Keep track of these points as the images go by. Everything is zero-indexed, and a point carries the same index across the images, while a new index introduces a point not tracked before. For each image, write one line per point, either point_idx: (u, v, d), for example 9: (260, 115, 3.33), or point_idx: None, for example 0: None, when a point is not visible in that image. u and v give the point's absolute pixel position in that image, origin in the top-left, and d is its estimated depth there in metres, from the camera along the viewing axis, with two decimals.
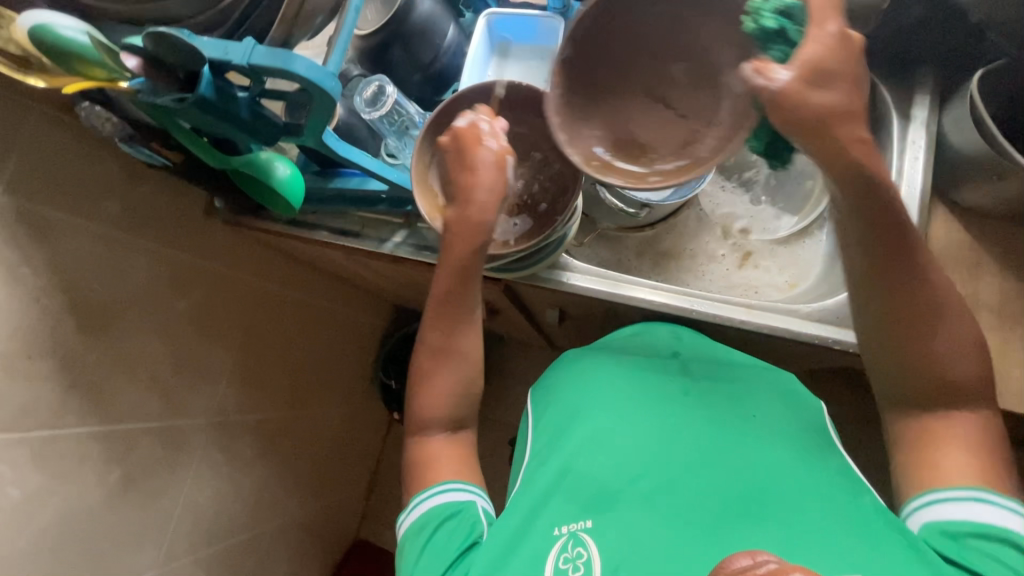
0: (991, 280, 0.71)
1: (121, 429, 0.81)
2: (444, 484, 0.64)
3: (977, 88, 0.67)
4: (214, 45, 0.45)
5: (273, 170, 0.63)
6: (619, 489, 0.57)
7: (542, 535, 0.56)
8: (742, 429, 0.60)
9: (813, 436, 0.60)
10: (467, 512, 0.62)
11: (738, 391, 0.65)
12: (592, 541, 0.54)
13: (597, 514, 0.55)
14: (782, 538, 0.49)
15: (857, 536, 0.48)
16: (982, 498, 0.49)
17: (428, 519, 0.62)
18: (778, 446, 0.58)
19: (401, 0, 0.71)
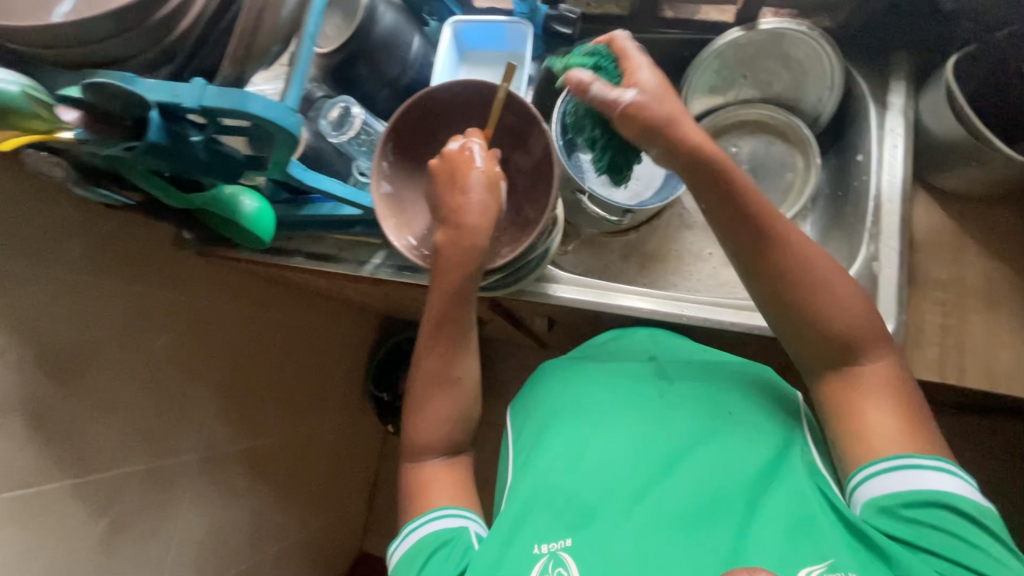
0: (973, 263, 0.71)
1: (105, 477, 0.77)
2: (439, 509, 0.61)
3: (952, 75, 0.65)
4: (160, 87, 0.42)
5: (238, 205, 0.60)
6: (597, 503, 0.55)
7: (524, 555, 0.53)
8: (717, 431, 0.59)
9: (790, 434, 0.59)
10: (460, 539, 0.57)
11: (714, 388, 0.64)
12: (572, 560, 0.51)
13: (577, 531, 0.53)
14: (758, 546, 0.49)
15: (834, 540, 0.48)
16: (913, 464, 0.50)
17: (422, 547, 0.58)
18: (754, 445, 0.57)
19: (362, 14, 0.67)
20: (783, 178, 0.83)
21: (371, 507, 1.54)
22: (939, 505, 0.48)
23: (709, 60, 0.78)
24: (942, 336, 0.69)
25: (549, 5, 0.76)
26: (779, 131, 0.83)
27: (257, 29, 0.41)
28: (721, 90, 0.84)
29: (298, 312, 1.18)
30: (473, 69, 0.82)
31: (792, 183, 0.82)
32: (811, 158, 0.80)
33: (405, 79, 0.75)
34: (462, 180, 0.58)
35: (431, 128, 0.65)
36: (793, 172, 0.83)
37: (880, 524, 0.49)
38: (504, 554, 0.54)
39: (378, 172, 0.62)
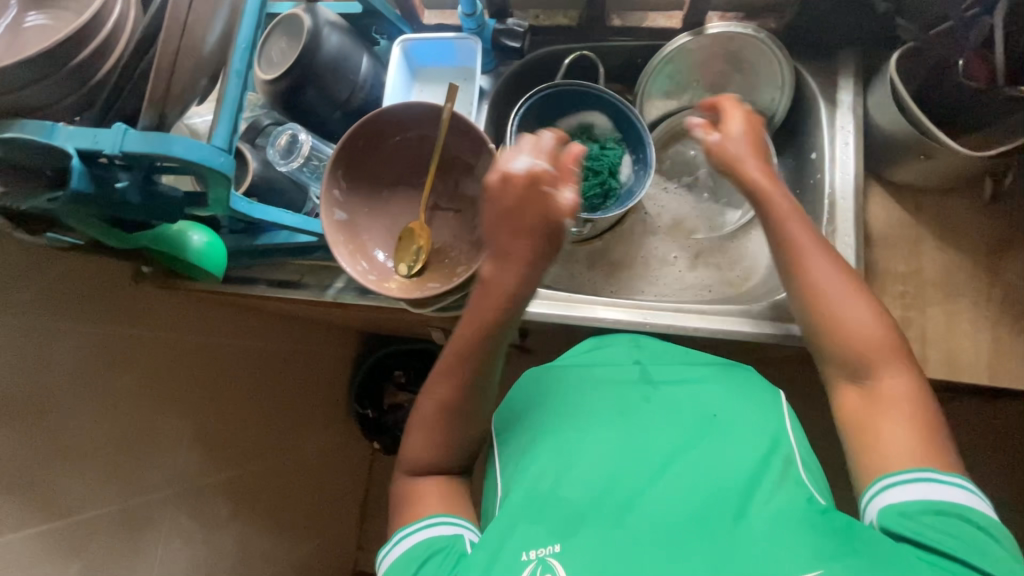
0: (932, 254, 0.71)
1: (73, 521, 0.74)
2: (437, 515, 0.59)
3: (896, 71, 0.65)
4: (80, 133, 0.41)
5: (188, 241, 0.61)
6: (587, 509, 0.53)
7: (511, 562, 0.51)
8: (703, 433, 0.60)
9: (778, 435, 0.59)
10: (454, 546, 0.55)
11: (698, 393, 0.64)
12: (561, 567, 0.49)
13: (567, 537, 0.51)
14: (752, 544, 0.47)
15: (819, 538, 0.47)
16: (936, 478, 0.50)
17: (414, 554, 0.56)
18: (737, 446, 0.57)
19: (306, 37, 0.66)
20: None
21: (362, 526, 1.51)
22: (958, 517, 0.48)
23: (661, 67, 0.78)
24: (904, 329, 0.69)
25: (496, 20, 0.76)
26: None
27: (178, 66, 0.40)
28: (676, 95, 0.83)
29: (275, 334, 1.17)
30: (427, 86, 0.82)
31: None
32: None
33: (355, 100, 0.73)
34: (540, 203, 0.52)
35: (378, 150, 0.63)
36: None
37: (895, 528, 0.49)
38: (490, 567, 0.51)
39: (329, 200, 0.60)
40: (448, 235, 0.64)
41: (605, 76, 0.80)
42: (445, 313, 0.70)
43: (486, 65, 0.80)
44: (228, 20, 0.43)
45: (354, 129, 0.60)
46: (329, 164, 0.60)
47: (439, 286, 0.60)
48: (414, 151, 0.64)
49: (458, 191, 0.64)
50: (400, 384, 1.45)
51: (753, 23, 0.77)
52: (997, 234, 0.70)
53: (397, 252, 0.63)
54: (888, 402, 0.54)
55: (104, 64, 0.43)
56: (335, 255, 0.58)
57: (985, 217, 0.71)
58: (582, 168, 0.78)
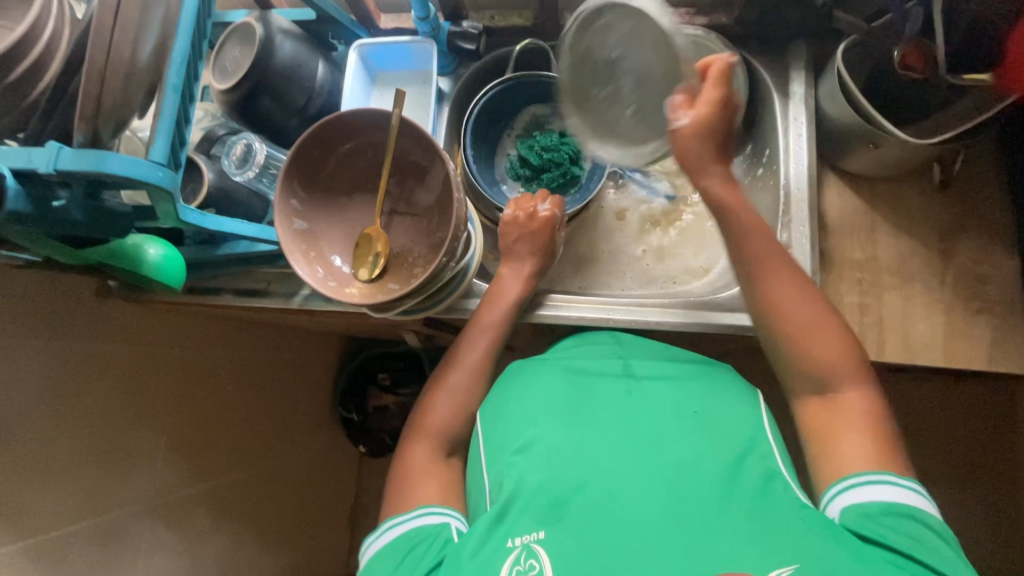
0: (886, 241, 0.72)
1: (50, 537, 0.74)
2: (427, 504, 0.62)
3: (842, 62, 0.67)
4: (15, 153, 0.42)
5: (143, 254, 0.60)
6: (570, 499, 0.55)
7: (496, 549, 0.53)
8: (682, 426, 0.61)
9: (749, 431, 0.61)
10: (440, 534, 0.58)
11: (678, 388, 0.65)
12: (545, 552, 0.51)
13: (551, 524, 0.53)
14: (727, 539, 0.49)
15: (798, 534, 0.49)
16: (897, 482, 0.54)
17: (403, 541, 0.59)
18: (713, 442, 0.59)
19: (258, 46, 0.66)
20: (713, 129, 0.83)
21: (354, 528, 1.53)
22: (918, 521, 0.52)
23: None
24: (860, 315, 0.70)
25: (451, 22, 0.76)
26: None
27: (109, 83, 0.40)
28: None
29: (252, 343, 1.16)
30: (386, 89, 0.82)
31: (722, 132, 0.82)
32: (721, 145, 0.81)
33: (313, 106, 0.73)
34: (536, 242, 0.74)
35: (333, 155, 0.63)
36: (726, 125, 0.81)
37: (859, 528, 0.52)
38: (473, 556, 0.53)
39: (287, 209, 0.60)
40: (406, 240, 0.64)
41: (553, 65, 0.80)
42: (411, 316, 0.71)
43: (444, 67, 0.81)
44: (162, 35, 0.43)
45: (310, 134, 0.60)
46: (284, 171, 0.60)
47: (399, 288, 0.61)
48: (368, 158, 0.64)
49: (413, 193, 0.64)
50: (384, 387, 1.44)
51: (705, 19, 0.77)
52: (948, 219, 0.72)
53: (355, 258, 0.63)
54: (845, 414, 0.58)
55: (39, 83, 0.43)
56: (292, 264, 0.58)
57: (936, 203, 0.72)
58: (542, 162, 0.80)
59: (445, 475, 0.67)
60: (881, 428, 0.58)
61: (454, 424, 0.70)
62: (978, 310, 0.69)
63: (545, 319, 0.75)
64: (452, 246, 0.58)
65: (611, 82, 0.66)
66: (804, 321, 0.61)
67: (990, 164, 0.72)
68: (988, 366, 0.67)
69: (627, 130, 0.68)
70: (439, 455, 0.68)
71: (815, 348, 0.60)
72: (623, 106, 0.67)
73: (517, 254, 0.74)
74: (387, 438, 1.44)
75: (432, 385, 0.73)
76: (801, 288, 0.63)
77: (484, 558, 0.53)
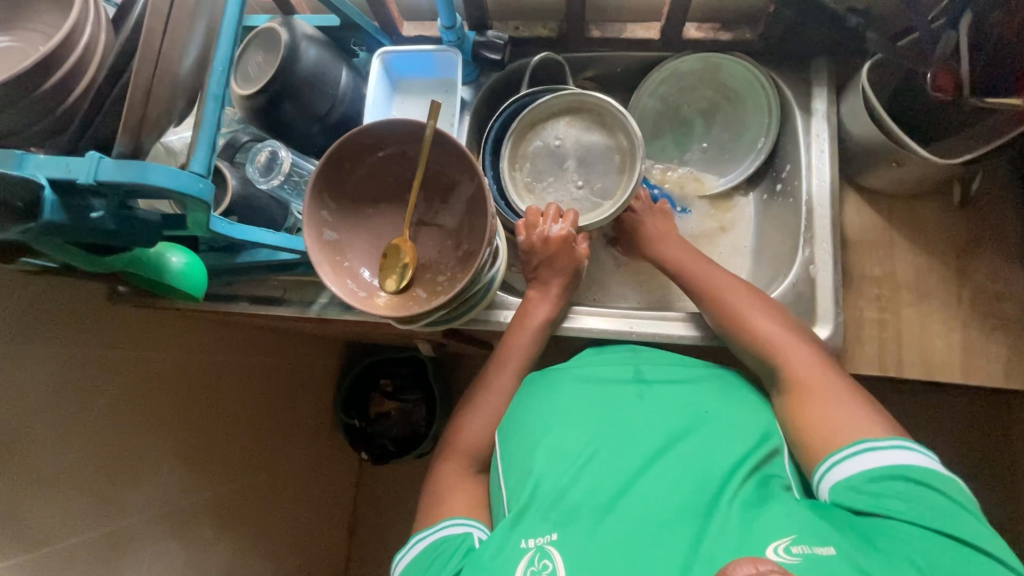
0: (905, 258, 0.73)
1: (57, 549, 0.72)
2: (454, 517, 0.63)
3: (867, 80, 0.68)
4: (53, 162, 0.41)
5: (166, 262, 0.60)
6: (582, 502, 0.55)
7: (511, 552, 0.52)
8: (695, 427, 0.60)
9: (763, 432, 0.60)
10: (463, 544, 0.58)
11: (689, 387, 0.65)
12: (559, 553, 0.50)
13: (563, 526, 0.53)
14: (736, 534, 0.49)
15: (803, 520, 0.49)
16: (872, 446, 0.54)
17: (430, 553, 0.60)
18: (727, 442, 0.58)
19: (284, 52, 0.65)
20: (744, 141, 0.84)
21: (353, 536, 1.50)
22: (903, 480, 0.52)
23: (657, 86, 0.83)
24: (879, 330, 0.71)
25: (475, 31, 0.76)
26: (723, 140, 0.86)
27: (154, 93, 0.39)
28: (666, 82, 0.83)
29: (253, 343, 1.14)
30: (408, 98, 0.82)
31: (755, 146, 0.83)
32: (750, 164, 0.83)
33: (335, 113, 0.72)
34: (558, 256, 0.73)
35: (361, 165, 0.62)
36: (762, 138, 0.82)
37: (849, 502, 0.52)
38: (494, 557, 0.53)
39: (318, 220, 0.60)
40: (433, 251, 0.63)
41: (570, 80, 0.80)
42: (433, 327, 0.70)
43: (467, 76, 0.80)
44: (203, 43, 0.42)
45: (339, 145, 0.59)
46: (311, 180, 0.59)
47: (426, 297, 0.61)
48: (398, 167, 0.63)
49: (438, 205, 0.63)
50: (387, 393, 1.44)
51: (729, 34, 0.79)
52: (965, 237, 0.73)
53: (382, 269, 0.62)
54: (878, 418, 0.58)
55: (75, 89, 0.42)
56: (321, 274, 0.58)
57: (955, 220, 0.73)
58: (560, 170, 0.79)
59: (469, 488, 0.67)
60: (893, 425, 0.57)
61: (478, 436, 0.70)
62: (995, 327, 0.69)
63: (570, 332, 0.75)
64: (484, 257, 0.57)
65: (561, 164, 0.79)
66: (792, 328, 0.65)
67: (1005, 183, 0.73)
68: (1005, 382, 0.68)
69: (579, 201, 0.78)
70: (463, 467, 0.69)
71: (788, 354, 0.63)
72: (573, 180, 0.78)
73: (542, 265, 0.74)
74: (391, 445, 1.42)
75: (463, 405, 0.74)
76: (766, 306, 0.67)
77: (503, 562, 0.52)
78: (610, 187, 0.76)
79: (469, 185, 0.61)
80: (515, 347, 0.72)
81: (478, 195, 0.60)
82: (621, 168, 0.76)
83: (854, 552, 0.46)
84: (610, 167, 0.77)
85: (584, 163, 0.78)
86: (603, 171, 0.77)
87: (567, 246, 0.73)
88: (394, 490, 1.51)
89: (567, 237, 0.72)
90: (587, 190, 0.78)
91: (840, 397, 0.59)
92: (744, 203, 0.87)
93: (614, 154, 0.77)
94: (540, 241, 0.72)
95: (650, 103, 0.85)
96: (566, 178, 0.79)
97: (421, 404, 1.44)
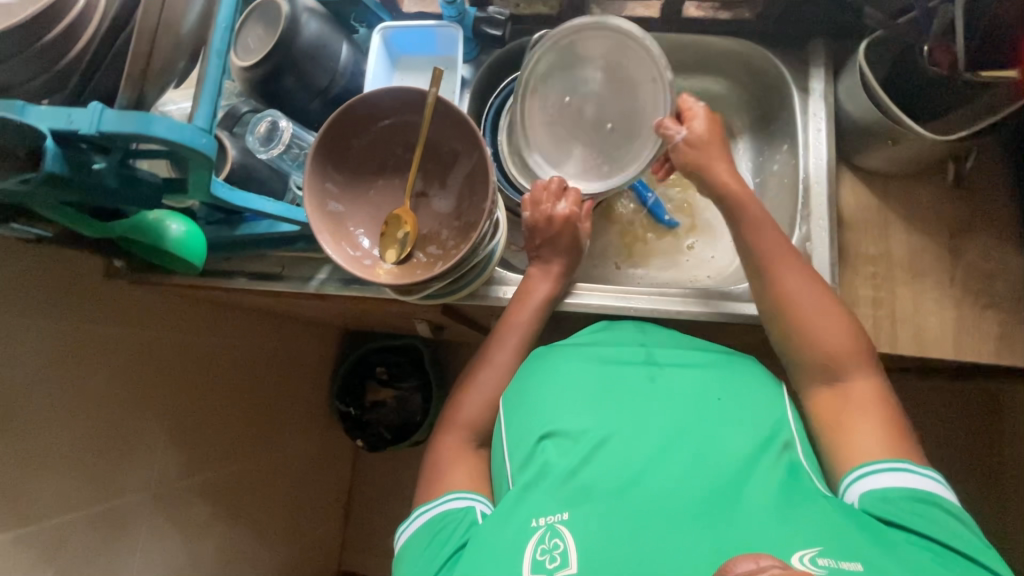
0: (900, 237, 0.74)
1: (48, 525, 0.71)
2: (454, 491, 0.63)
3: (864, 59, 0.69)
4: (55, 113, 0.41)
5: (165, 230, 0.59)
6: (593, 484, 0.54)
7: (521, 528, 0.52)
8: (708, 414, 0.59)
9: (772, 420, 0.59)
10: (466, 518, 0.59)
11: (701, 374, 0.64)
12: (569, 532, 0.50)
13: (575, 506, 0.52)
14: (753, 529, 0.47)
15: (823, 522, 0.47)
16: (915, 469, 0.54)
17: (432, 526, 0.60)
18: (740, 431, 0.57)
19: (285, 23, 0.64)
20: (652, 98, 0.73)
21: (347, 524, 1.51)
22: (942, 509, 0.52)
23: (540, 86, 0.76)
24: (874, 308, 0.72)
25: (476, 6, 0.76)
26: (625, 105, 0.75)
27: (157, 44, 0.39)
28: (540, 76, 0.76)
29: (249, 331, 1.12)
30: (408, 75, 0.82)
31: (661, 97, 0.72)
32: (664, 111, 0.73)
33: (336, 87, 0.72)
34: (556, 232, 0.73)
35: (365, 130, 0.62)
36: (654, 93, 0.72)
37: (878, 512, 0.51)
38: (500, 539, 0.52)
39: (323, 192, 0.60)
40: (433, 221, 0.63)
41: None
42: (434, 301, 0.70)
43: (468, 54, 0.81)
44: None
45: (343, 110, 0.59)
46: (313, 146, 0.59)
47: (425, 264, 0.61)
48: (399, 137, 0.63)
49: (439, 176, 0.64)
50: (383, 381, 1.44)
51: (729, 13, 0.79)
52: (959, 217, 0.74)
53: (382, 240, 0.62)
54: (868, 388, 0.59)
55: (77, 43, 0.42)
56: (321, 245, 0.58)
57: (949, 200, 0.74)
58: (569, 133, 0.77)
59: (469, 461, 0.67)
60: (885, 405, 0.59)
61: (478, 411, 0.70)
62: (987, 305, 0.70)
63: (570, 308, 0.76)
64: (485, 227, 0.57)
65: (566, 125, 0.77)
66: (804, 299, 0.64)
67: (998, 164, 0.74)
68: (997, 360, 0.69)
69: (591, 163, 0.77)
70: (464, 441, 0.69)
71: (826, 319, 0.62)
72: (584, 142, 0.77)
73: (541, 243, 0.74)
74: (386, 432, 1.42)
75: (462, 381, 0.74)
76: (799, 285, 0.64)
77: (510, 541, 0.51)
78: (623, 150, 0.76)
79: (468, 154, 0.61)
80: (513, 322, 0.73)
81: (479, 165, 0.60)
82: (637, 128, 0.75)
83: (864, 544, 0.46)
84: (607, 142, 0.77)
85: (575, 126, 0.78)
86: (619, 133, 0.76)
87: (566, 218, 0.73)
88: (389, 478, 1.51)
89: (567, 214, 0.73)
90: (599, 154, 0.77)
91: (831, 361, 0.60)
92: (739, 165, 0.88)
93: (614, 128, 0.76)
94: (538, 218, 0.73)
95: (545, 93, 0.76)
96: (553, 138, 0.78)
97: (418, 392, 1.44)
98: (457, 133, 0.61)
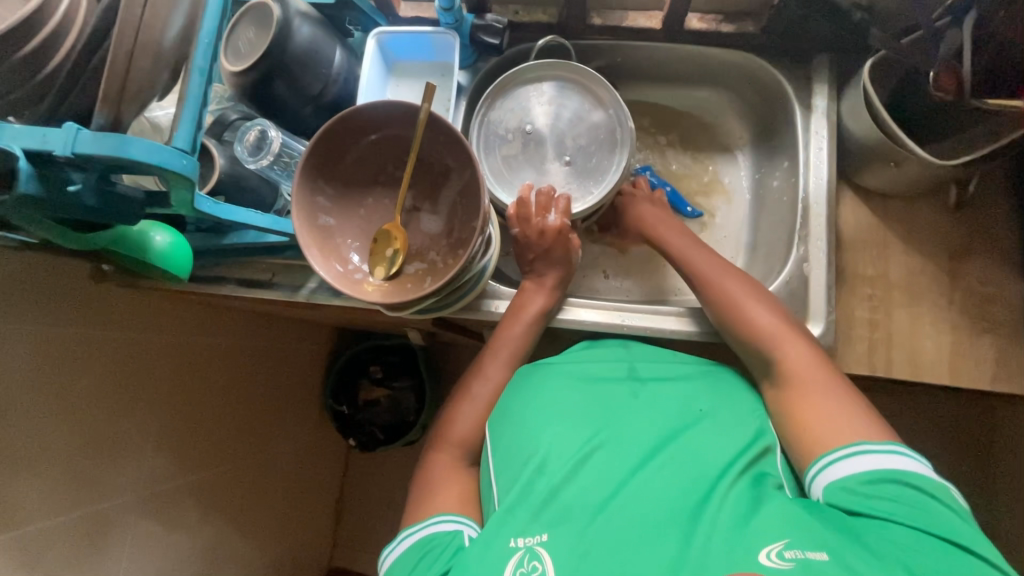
0: (899, 258, 0.73)
1: (35, 530, 0.70)
2: (442, 512, 0.62)
3: (868, 78, 0.67)
4: (29, 133, 0.40)
5: (150, 241, 0.59)
6: (574, 504, 0.53)
7: (501, 550, 0.51)
8: (687, 429, 0.59)
9: (755, 434, 0.59)
10: (453, 541, 0.58)
11: (684, 389, 0.64)
12: (549, 554, 0.50)
13: (554, 527, 0.52)
14: (725, 536, 0.47)
15: (797, 525, 0.47)
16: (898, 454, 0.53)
17: (419, 549, 0.59)
18: (718, 444, 0.57)
19: (276, 27, 0.62)
20: (613, 128, 0.76)
21: (339, 521, 1.51)
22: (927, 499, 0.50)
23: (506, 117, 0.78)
24: (870, 330, 0.71)
25: (473, 12, 0.75)
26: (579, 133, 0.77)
27: (137, 62, 0.38)
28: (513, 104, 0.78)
29: (239, 329, 1.11)
30: (403, 80, 0.81)
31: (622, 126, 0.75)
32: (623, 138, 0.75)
33: (328, 94, 0.71)
34: (552, 247, 0.72)
35: (355, 140, 0.60)
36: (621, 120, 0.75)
37: (845, 505, 0.51)
38: (481, 559, 0.51)
39: (313, 206, 0.59)
40: (425, 237, 0.62)
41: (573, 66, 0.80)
42: (426, 315, 0.69)
43: (464, 60, 0.80)
44: (189, 12, 0.40)
45: (333, 124, 0.58)
46: (303, 159, 0.57)
47: (414, 281, 0.60)
48: (391, 150, 0.62)
49: (432, 190, 0.62)
50: (376, 379, 1.43)
51: (731, 26, 0.77)
52: (958, 239, 0.73)
53: (371, 255, 0.61)
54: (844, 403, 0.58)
55: (54, 58, 0.41)
56: (308, 259, 0.56)
57: (949, 221, 0.73)
58: (532, 164, 0.77)
59: (460, 480, 0.66)
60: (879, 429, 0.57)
61: (470, 429, 0.69)
62: (984, 329, 0.69)
63: (562, 324, 0.74)
64: (477, 243, 0.56)
65: (527, 159, 0.77)
66: (767, 321, 0.64)
67: (999, 186, 0.73)
68: (992, 385, 0.68)
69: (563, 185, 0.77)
70: (454, 460, 0.68)
71: (769, 326, 0.64)
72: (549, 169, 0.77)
73: (536, 258, 0.73)
74: (379, 432, 1.42)
75: (454, 396, 0.73)
76: (750, 289, 0.67)
77: (492, 562, 0.51)
78: (589, 173, 0.76)
79: (462, 168, 0.60)
80: (506, 338, 0.72)
81: (473, 179, 0.59)
82: (603, 154, 0.76)
83: (856, 555, 0.45)
84: (571, 170, 0.77)
85: (532, 152, 0.78)
86: (586, 157, 0.77)
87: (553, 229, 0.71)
88: (381, 477, 1.51)
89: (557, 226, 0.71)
90: (565, 180, 0.77)
91: (822, 389, 0.59)
92: (738, 179, 0.87)
93: (569, 163, 0.77)
94: (535, 236, 0.72)
95: (510, 121, 0.78)
96: (514, 166, 0.77)
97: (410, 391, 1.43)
98: (451, 147, 0.60)
